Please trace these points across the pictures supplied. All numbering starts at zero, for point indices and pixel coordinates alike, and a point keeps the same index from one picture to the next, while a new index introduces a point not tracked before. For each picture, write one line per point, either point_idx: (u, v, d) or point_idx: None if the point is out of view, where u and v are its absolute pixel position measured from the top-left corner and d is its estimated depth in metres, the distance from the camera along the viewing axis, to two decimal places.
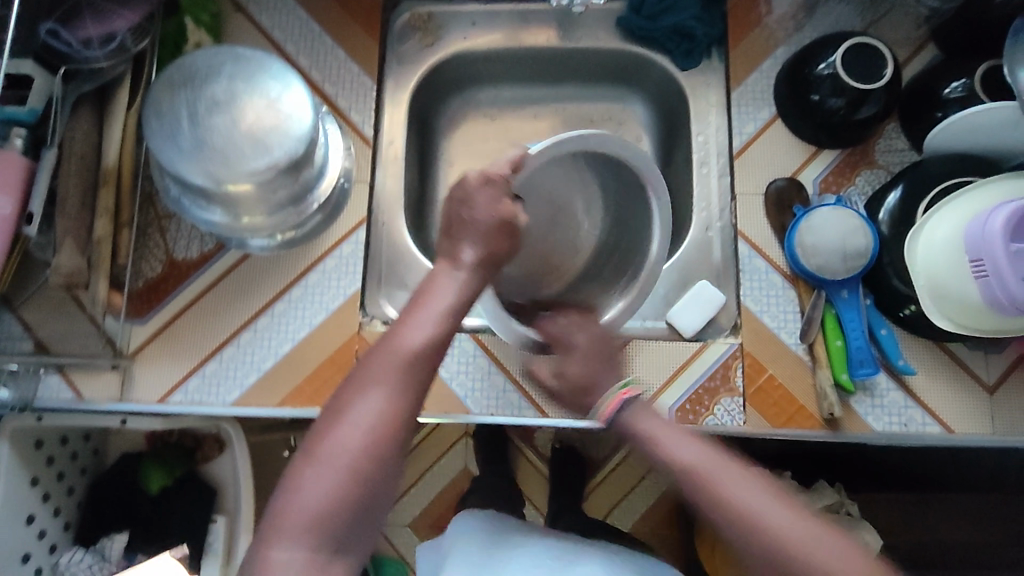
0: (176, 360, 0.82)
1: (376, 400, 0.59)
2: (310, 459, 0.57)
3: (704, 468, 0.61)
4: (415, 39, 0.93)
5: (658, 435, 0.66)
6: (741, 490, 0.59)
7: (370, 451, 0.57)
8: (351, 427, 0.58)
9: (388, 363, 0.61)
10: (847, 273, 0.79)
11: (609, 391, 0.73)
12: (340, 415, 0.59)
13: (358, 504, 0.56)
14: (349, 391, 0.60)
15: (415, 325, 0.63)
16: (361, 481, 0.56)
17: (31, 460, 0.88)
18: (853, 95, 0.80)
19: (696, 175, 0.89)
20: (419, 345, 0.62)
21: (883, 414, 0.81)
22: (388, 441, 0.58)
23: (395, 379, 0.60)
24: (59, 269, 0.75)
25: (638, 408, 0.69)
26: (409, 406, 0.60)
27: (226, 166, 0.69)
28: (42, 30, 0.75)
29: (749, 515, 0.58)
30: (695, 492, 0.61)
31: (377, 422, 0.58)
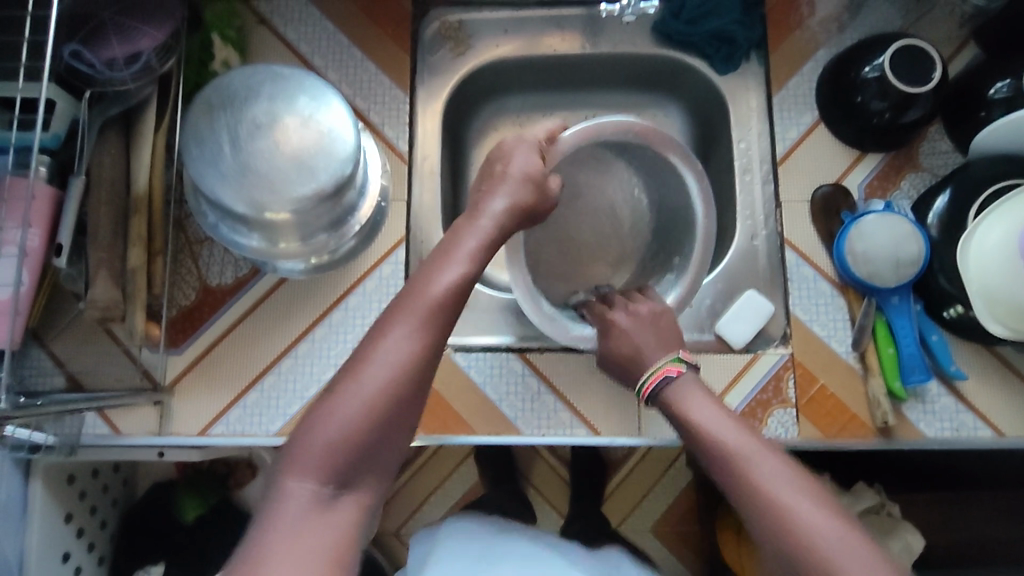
0: (215, 390, 0.80)
1: (398, 336, 0.55)
2: (332, 393, 0.53)
3: (744, 457, 0.58)
4: (445, 48, 0.91)
5: (704, 418, 0.63)
6: (774, 479, 0.56)
7: (391, 390, 0.53)
8: (374, 366, 0.53)
9: (415, 302, 0.57)
10: (898, 281, 0.78)
11: (651, 367, 0.70)
12: (368, 351, 0.54)
13: (376, 438, 0.52)
14: (376, 329, 0.56)
15: (445, 269, 0.59)
16: (379, 419, 0.52)
17: (65, 495, 0.86)
18: (899, 99, 0.78)
19: (740, 183, 0.88)
20: (446, 284, 0.58)
21: (934, 419, 0.80)
22: (413, 381, 0.54)
23: (422, 314, 0.56)
24: (94, 302, 0.73)
25: (694, 388, 0.66)
26: (435, 345, 0.56)
27: (269, 191, 0.67)
28: (65, 52, 0.71)
29: (782, 507, 0.54)
30: (732, 477, 0.58)
31: (399, 359, 0.54)
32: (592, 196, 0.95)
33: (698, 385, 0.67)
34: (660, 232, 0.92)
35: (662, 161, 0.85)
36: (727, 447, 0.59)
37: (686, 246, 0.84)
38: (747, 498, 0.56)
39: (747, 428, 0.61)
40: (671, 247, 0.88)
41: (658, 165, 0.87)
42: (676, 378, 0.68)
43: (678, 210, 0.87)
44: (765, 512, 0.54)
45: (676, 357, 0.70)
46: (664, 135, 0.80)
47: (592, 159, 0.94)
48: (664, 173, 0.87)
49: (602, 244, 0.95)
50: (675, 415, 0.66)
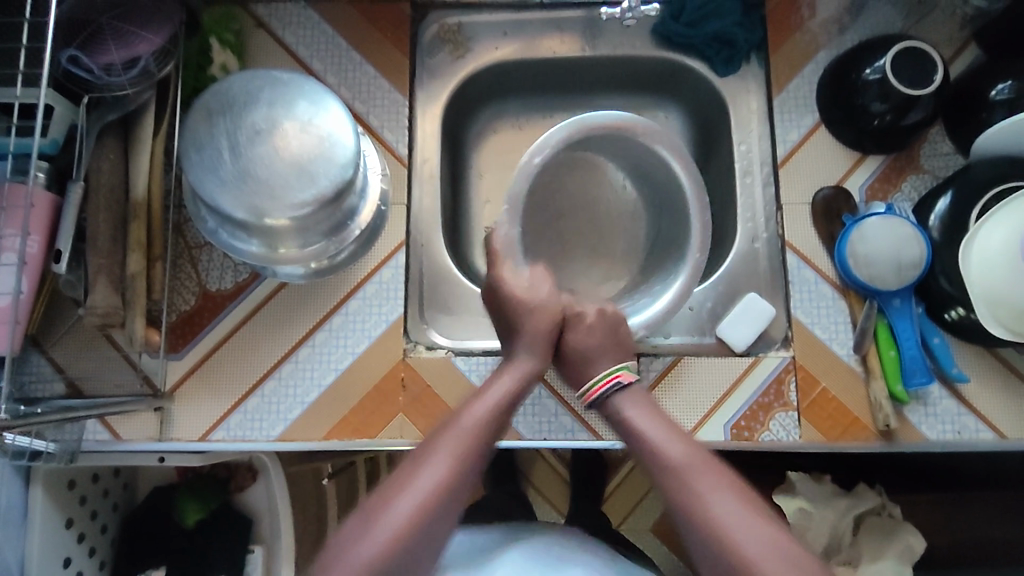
0: (216, 395, 0.80)
1: (438, 465, 0.60)
2: (367, 519, 0.58)
3: (686, 472, 0.60)
4: (445, 51, 0.90)
5: (648, 431, 0.65)
6: (715, 497, 0.57)
7: (423, 515, 0.57)
8: (409, 494, 0.59)
9: (450, 436, 0.63)
10: (900, 284, 0.78)
11: (601, 373, 0.73)
12: (404, 478, 0.60)
13: (411, 547, 0.57)
14: (411, 463, 0.62)
15: (478, 403, 0.67)
16: (416, 529, 0.57)
17: (66, 501, 0.86)
18: (900, 101, 0.78)
19: (740, 185, 0.88)
20: (475, 424, 0.65)
21: (936, 422, 0.80)
22: (447, 503, 0.59)
23: (460, 447, 0.62)
24: (94, 309, 0.73)
25: (638, 402, 0.69)
26: (468, 475, 0.62)
27: (269, 198, 0.66)
28: (64, 57, 0.71)
29: (719, 525, 0.56)
30: (673, 493, 0.59)
31: (435, 483, 0.59)
32: (587, 195, 0.95)
33: (642, 395, 0.70)
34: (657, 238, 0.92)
35: (653, 164, 0.85)
36: (671, 464, 0.61)
37: (676, 257, 0.84)
38: (685, 513, 0.58)
39: (691, 443, 0.63)
40: (663, 254, 0.89)
41: (650, 169, 0.87)
42: (619, 387, 0.71)
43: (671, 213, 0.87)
44: (702, 529, 0.56)
45: (623, 366, 0.73)
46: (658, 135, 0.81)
47: (578, 161, 0.94)
48: (659, 180, 0.87)
49: (600, 248, 0.95)
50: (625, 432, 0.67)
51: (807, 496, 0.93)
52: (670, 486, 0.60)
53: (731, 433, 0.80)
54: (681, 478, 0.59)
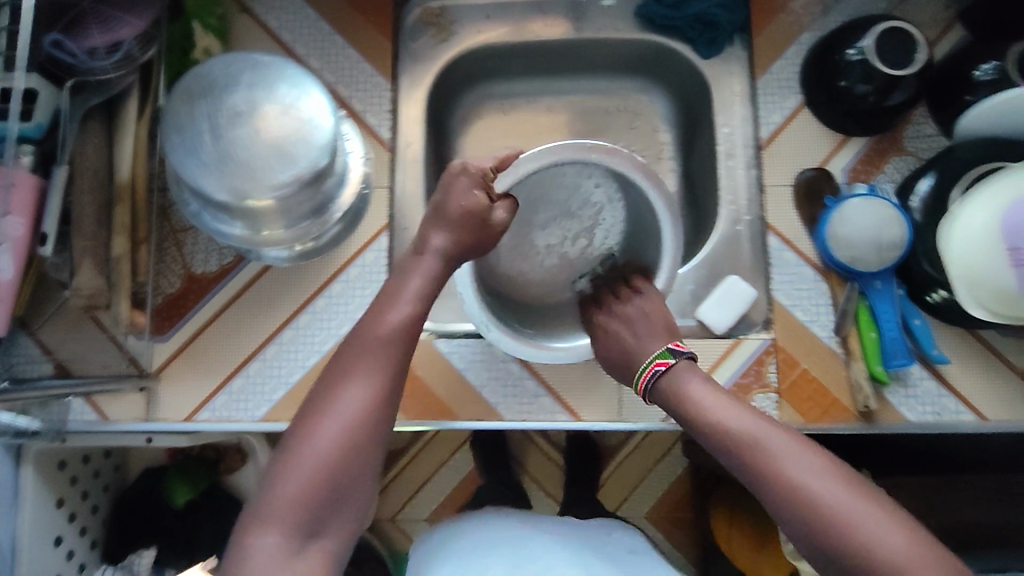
0: (201, 376, 0.81)
1: (356, 392, 0.60)
2: (291, 450, 0.57)
3: (755, 438, 0.62)
4: (428, 34, 0.90)
5: (710, 404, 0.67)
6: (794, 458, 0.59)
7: (346, 440, 0.57)
8: (330, 419, 0.58)
9: (364, 359, 0.62)
10: (881, 265, 0.78)
11: (644, 361, 0.75)
12: (324, 407, 0.59)
13: (338, 479, 0.56)
14: (330, 387, 0.61)
15: (390, 313, 0.65)
16: (342, 459, 0.57)
17: (56, 481, 0.87)
18: (883, 82, 0.78)
19: (723, 167, 0.88)
20: (391, 329, 0.63)
21: (917, 404, 0.80)
22: (366, 430, 0.58)
23: (374, 372, 0.61)
24: (79, 290, 0.74)
25: (695, 378, 0.70)
26: (390, 397, 0.61)
27: (250, 179, 0.67)
28: (47, 40, 0.71)
29: (798, 485, 0.58)
30: (744, 460, 0.61)
31: (355, 412, 0.59)
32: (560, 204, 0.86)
33: (697, 372, 0.72)
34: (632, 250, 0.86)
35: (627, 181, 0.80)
36: (738, 431, 0.63)
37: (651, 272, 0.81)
38: (755, 473, 0.60)
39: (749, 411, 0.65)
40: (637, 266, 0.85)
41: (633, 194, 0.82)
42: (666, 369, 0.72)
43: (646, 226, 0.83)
44: (780, 488, 0.58)
45: (663, 352, 0.75)
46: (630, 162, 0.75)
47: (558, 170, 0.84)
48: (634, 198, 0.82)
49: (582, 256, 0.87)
50: (680, 405, 0.69)
51: None
52: (741, 453, 0.62)
53: None
54: (752, 444, 0.61)
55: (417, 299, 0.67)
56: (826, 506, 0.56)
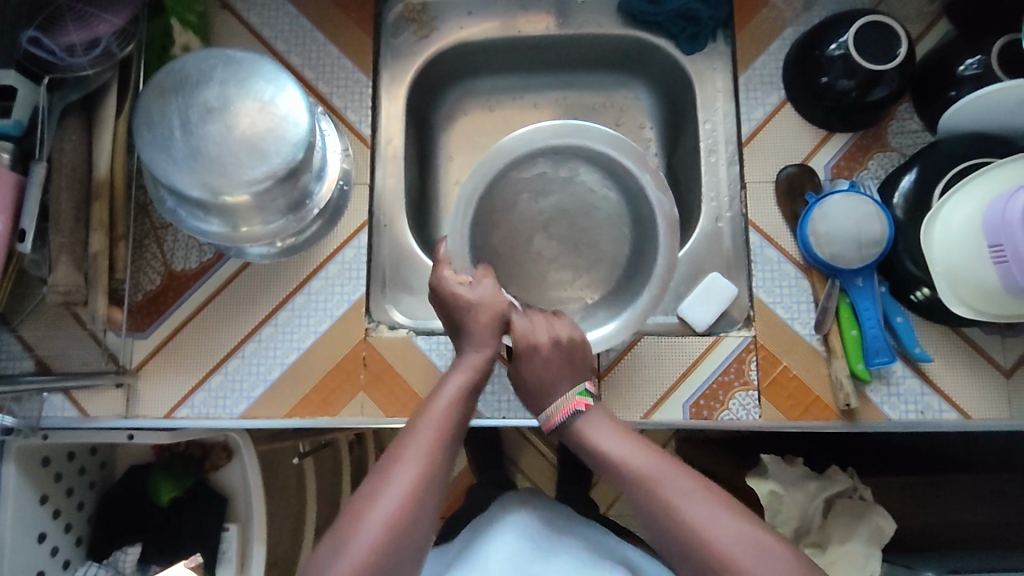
0: (181, 373, 0.81)
1: (405, 478, 0.56)
2: (338, 542, 0.53)
3: (657, 484, 0.56)
4: (409, 31, 0.91)
5: (613, 446, 0.60)
6: (700, 512, 0.54)
7: (397, 531, 0.54)
8: (381, 508, 0.54)
9: (412, 443, 0.59)
10: (861, 262, 0.78)
11: (560, 397, 0.65)
12: (370, 494, 0.55)
13: (385, 570, 0.53)
14: (378, 473, 0.57)
15: (442, 399, 0.63)
16: (391, 547, 0.53)
17: (40, 478, 0.87)
18: (865, 77, 0.77)
19: (704, 164, 0.88)
20: (445, 413, 0.62)
21: (899, 402, 0.79)
22: (416, 520, 0.55)
23: (427, 452, 0.58)
24: (56, 287, 0.74)
25: (601, 418, 0.63)
26: (438, 481, 0.58)
27: (221, 175, 0.67)
28: (24, 38, 0.72)
29: (707, 541, 0.53)
30: (650, 509, 0.56)
31: (403, 501, 0.55)
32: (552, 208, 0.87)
33: (608, 416, 0.64)
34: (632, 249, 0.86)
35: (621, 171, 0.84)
36: (641, 479, 0.57)
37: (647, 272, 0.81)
38: (656, 522, 0.56)
39: (655, 452, 0.59)
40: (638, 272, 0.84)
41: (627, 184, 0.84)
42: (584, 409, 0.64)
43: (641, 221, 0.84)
44: (688, 544, 0.54)
45: (581, 389, 0.65)
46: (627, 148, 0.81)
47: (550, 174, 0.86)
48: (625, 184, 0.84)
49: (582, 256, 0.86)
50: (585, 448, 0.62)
51: (779, 480, 0.91)
52: (646, 503, 0.56)
53: (690, 412, 0.80)
54: (657, 492, 0.56)
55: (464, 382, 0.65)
56: (736, 563, 0.53)
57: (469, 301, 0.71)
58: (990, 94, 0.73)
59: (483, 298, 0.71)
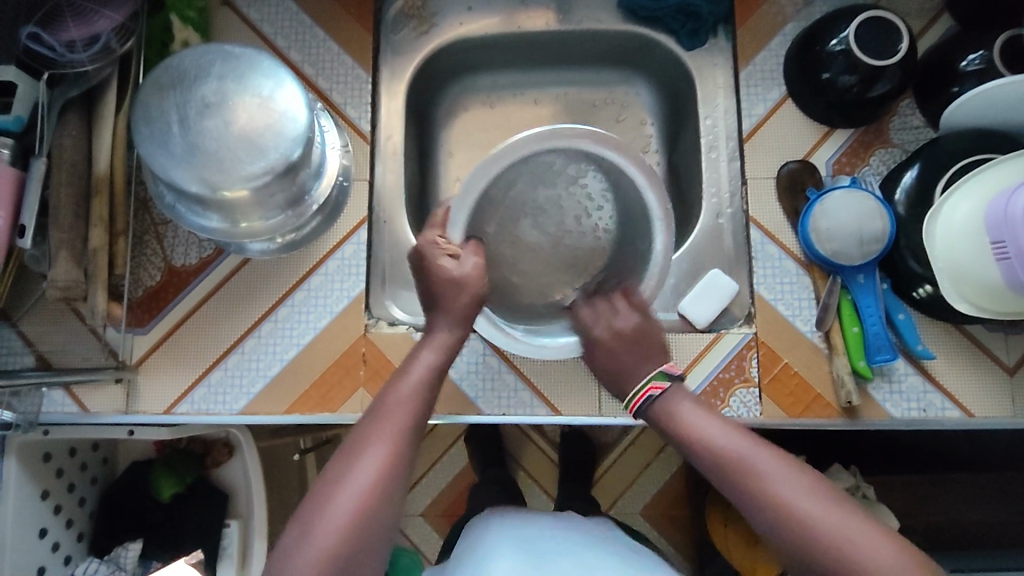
0: (181, 369, 0.81)
1: (371, 459, 0.59)
2: (306, 523, 0.56)
3: (743, 456, 0.60)
4: (409, 27, 0.91)
5: (699, 424, 0.64)
6: (780, 478, 0.58)
7: (362, 511, 0.56)
8: (347, 489, 0.57)
9: (379, 425, 0.62)
10: (863, 258, 0.77)
11: (640, 381, 0.70)
12: (339, 475, 0.59)
13: (355, 547, 0.55)
14: (345, 457, 0.60)
15: (402, 382, 0.67)
16: (359, 526, 0.56)
17: (41, 473, 0.87)
18: (867, 73, 0.76)
19: (705, 160, 0.87)
20: (407, 398, 0.65)
21: (901, 399, 0.79)
22: (384, 498, 0.58)
23: (392, 435, 0.61)
24: (56, 283, 0.74)
25: (685, 397, 0.67)
26: (405, 461, 0.61)
27: (219, 170, 0.67)
28: (24, 34, 0.73)
29: (787, 505, 0.57)
30: (732, 480, 0.60)
31: (370, 480, 0.58)
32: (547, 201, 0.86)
33: (687, 394, 0.68)
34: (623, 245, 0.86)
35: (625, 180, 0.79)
36: (724, 451, 0.61)
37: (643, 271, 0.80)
38: (750, 499, 0.59)
39: (738, 429, 0.64)
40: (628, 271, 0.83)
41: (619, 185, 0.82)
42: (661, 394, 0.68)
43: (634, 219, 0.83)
44: (768, 509, 0.57)
45: (657, 372, 0.70)
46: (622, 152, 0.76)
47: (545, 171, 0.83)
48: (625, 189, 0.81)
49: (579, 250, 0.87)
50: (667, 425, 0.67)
51: None
52: (731, 474, 0.60)
53: None
54: (739, 464, 0.60)
55: (428, 368, 0.69)
56: (813, 526, 0.56)
57: (452, 278, 0.73)
58: (996, 89, 0.72)
59: (467, 276, 0.73)
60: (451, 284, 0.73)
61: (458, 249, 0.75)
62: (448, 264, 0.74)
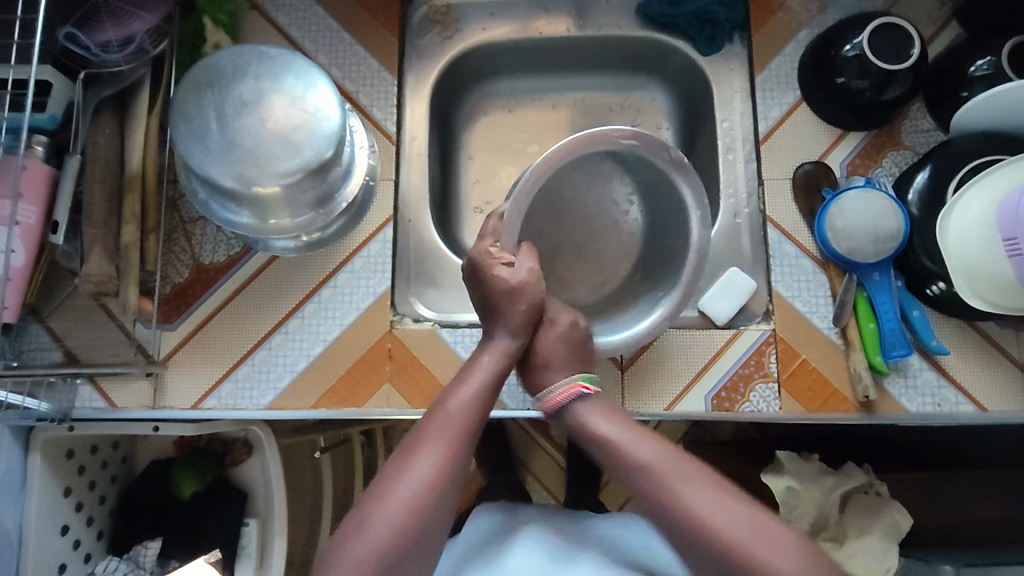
0: (208, 365, 0.82)
1: (428, 461, 0.61)
2: (360, 521, 0.58)
3: (658, 469, 0.61)
4: (433, 32, 0.93)
5: (617, 437, 0.65)
6: (696, 494, 0.58)
7: (419, 509, 0.58)
8: (404, 488, 0.59)
9: (437, 428, 0.64)
10: (878, 255, 0.79)
11: (562, 380, 0.72)
12: (395, 475, 0.60)
13: (410, 544, 0.57)
14: (399, 457, 0.62)
15: (464, 385, 0.68)
16: (414, 523, 0.57)
17: (64, 470, 0.88)
18: (879, 78, 0.79)
19: (723, 161, 0.90)
20: (464, 401, 0.66)
21: (916, 394, 0.81)
22: (440, 498, 0.59)
23: (450, 438, 0.63)
24: (89, 277, 0.75)
25: (597, 407, 0.68)
26: (459, 466, 0.62)
27: (256, 166, 0.69)
28: (61, 34, 0.74)
29: (710, 521, 0.57)
30: (651, 493, 0.60)
31: (428, 481, 0.59)
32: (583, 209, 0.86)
33: (604, 404, 0.69)
34: (653, 242, 0.85)
35: (664, 183, 0.79)
36: (646, 464, 0.61)
37: (678, 268, 0.78)
38: (671, 515, 0.59)
39: (657, 439, 0.64)
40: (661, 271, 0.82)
41: (657, 191, 0.81)
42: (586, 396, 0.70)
43: (670, 232, 0.81)
44: (686, 523, 0.58)
45: (587, 375, 0.72)
46: (659, 145, 0.74)
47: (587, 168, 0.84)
48: (664, 196, 0.80)
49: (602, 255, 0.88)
50: (585, 433, 0.67)
51: (795, 476, 0.92)
52: (647, 487, 0.60)
53: (712, 404, 0.81)
54: (658, 477, 0.60)
55: (488, 369, 0.70)
56: (734, 540, 0.56)
57: (511, 286, 0.73)
58: (1008, 90, 0.75)
59: (524, 282, 0.74)
60: (508, 293, 0.73)
61: (511, 255, 0.75)
62: (505, 270, 0.74)
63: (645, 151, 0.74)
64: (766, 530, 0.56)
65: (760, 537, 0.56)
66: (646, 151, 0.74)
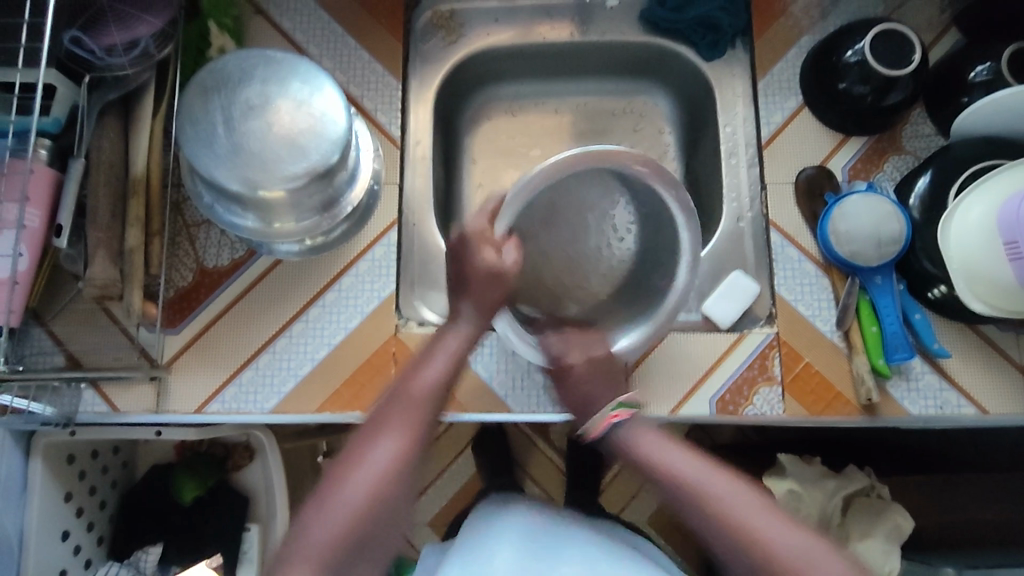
0: (212, 370, 0.82)
1: (388, 444, 0.64)
2: (321, 502, 0.61)
3: (705, 483, 0.65)
4: (437, 37, 0.93)
5: (662, 453, 0.69)
6: (738, 504, 0.63)
7: (378, 490, 0.61)
8: (364, 471, 0.62)
9: (399, 413, 0.67)
10: (880, 259, 0.80)
11: (603, 409, 0.75)
12: (357, 458, 0.64)
13: (369, 522, 0.60)
14: (361, 440, 0.66)
15: (427, 370, 0.71)
16: (372, 502, 0.61)
17: (65, 476, 0.87)
18: (881, 83, 0.80)
19: (725, 166, 0.91)
20: (426, 387, 0.70)
21: (919, 397, 0.81)
22: (399, 479, 0.63)
23: (410, 423, 0.66)
24: (93, 280, 0.75)
25: (643, 425, 0.72)
26: (418, 449, 0.66)
27: (262, 170, 0.69)
28: (66, 39, 0.74)
29: (752, 530, 0.61)
30: (695, 504, 0.64)
31: (388, 463, 0.63)
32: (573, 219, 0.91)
33: (642, 425, 0.73)
34: (649, 255, 0.88)
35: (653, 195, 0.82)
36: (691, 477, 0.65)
37: (671, 279, 0.81)
38: (716, 524, 0.62)
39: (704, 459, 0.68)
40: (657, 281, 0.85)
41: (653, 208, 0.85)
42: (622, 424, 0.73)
43: (663, 244, 0.85)
44: (730, 531, 0.61)
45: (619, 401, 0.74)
46: (650, 160, 0.76)
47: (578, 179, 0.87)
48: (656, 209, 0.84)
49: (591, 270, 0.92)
50: (627, 451, 0.71)
51: (797, 478, 0.93)
52: (692, 497, 0.64)
53: (716, 407, 0.81)
54: (703, 490, 0.64)
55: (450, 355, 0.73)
56: (776, 549, 0.59)
57: (496, 270, 0.76)
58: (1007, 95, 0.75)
59: (509, 268, 0.76)
60: (490, 277, 0.76)
61: (500, 242, 0.77)
62: (494, 256, 0.76)
63: (630, 166, 0.76)
64: (810, 542, 0.60)
65: (803, 549, 0.59)
66: (635, 166, 0.76)
